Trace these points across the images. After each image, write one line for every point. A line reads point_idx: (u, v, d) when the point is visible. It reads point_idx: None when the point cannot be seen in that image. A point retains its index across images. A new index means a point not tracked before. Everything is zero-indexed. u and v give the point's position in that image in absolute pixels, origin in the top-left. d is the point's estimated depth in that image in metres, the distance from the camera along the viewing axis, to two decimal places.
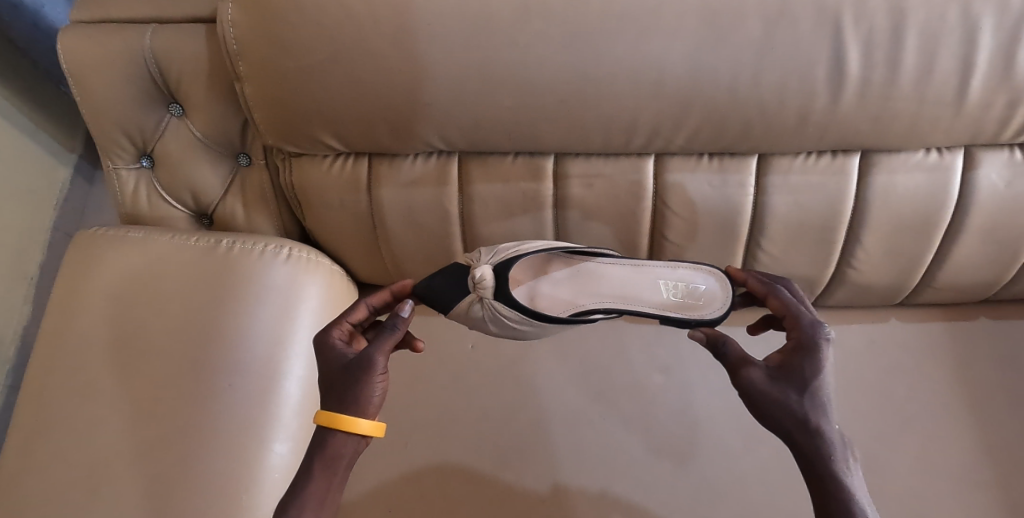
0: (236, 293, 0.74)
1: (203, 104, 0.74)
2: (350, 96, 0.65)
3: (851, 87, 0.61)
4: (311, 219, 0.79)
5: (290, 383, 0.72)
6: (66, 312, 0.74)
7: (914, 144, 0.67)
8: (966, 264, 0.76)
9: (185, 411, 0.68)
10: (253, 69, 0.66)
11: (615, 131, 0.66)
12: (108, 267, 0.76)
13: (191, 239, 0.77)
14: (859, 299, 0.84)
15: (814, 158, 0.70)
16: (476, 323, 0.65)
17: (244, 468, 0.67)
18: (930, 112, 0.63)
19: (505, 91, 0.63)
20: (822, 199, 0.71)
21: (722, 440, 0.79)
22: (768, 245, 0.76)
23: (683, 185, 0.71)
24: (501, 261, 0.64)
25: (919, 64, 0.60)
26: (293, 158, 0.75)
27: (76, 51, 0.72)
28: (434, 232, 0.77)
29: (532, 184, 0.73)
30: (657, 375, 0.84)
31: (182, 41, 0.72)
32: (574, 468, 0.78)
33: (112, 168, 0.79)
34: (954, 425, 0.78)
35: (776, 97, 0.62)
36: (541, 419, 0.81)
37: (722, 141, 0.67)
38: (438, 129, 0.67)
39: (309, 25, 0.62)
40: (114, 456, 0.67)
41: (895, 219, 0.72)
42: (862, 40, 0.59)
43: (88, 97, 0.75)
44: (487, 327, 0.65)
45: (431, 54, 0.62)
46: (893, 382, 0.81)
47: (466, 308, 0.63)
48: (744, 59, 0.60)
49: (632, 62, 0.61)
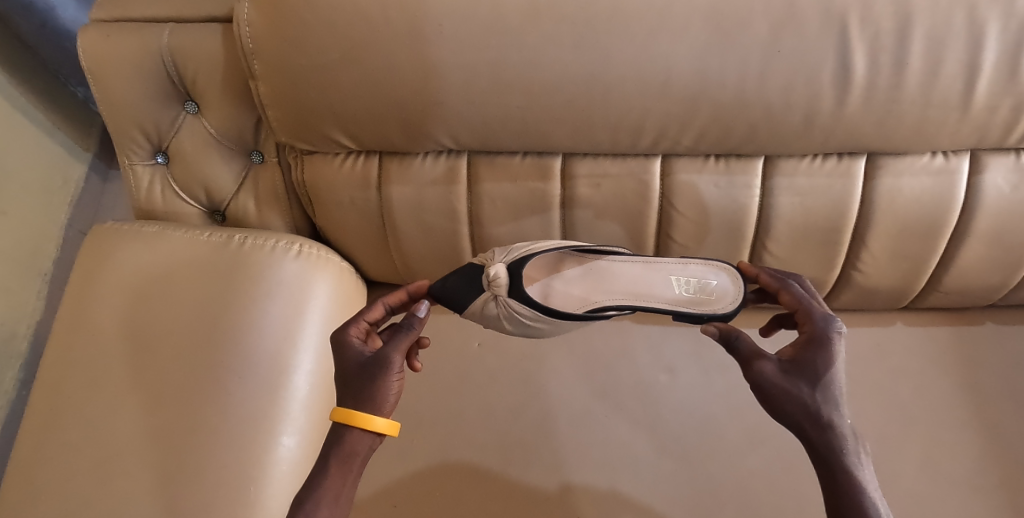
0: (246, 289, 0.75)
1: (218, 101, 0.76)
2: (363, 95, 0.66)
3: (857, 90, 0.62)
4: (322, 216, 0.80)
5: (300, 377, 0.73)
6: (81, 307, 0.75)
7: (920, 147, 0.67)
8: (973, 267, 0.76)
9: (197, 404, 0.69)
10: (268, 68, 0.67)
11: (622, 132, 0.67)
12: (123, 263, 0.77)
13: (204, 235, 0.78)
14: (864, 303, 0.84)
15: (819, 160, 0.71)
16: (493, 322, 0.65)
17: (253, 461, 0.68)
18: (934, 116, 0.63)
19: (515, 91, 0.64)
20: (828, 202, 0.72)
21: (727, 440, 0.80)
22: (774, 247, 0.76)
23: (690, 186, 0.72)
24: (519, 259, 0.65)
25: (925, 67, 0.60)
26: (304, 156, 0.76)
27: (95, 50, 0.74)
28: (442, 229, 0.78)
29: (540, 183, 0.74)
30: (662, 375, 0.84)
31: (198, 40, 0.73)
32: (579, 464, 0.78)
33: (129, 164, 0.81)
34: (960, 428, 0.78)
35: (782, 100, 0.63)
36: (545, 417, 0.82)
37: (728, 143, 0.68)
38: (447, 128, 0.69)
39: (324, 25, 0.63)
40: (126, 451, 0.68)
41: (901, 221, 0.72)
42: (868, 44, 0.60)
43: (106, 94, 0.76)
44: (500, 325, 0.65)
45: (443, 53, 0.63)
46: (897, 386, 0.81)
47: (482, 304, 0.64)
48: (750, 62, 0.61)
49: (639, 63, 0.62)
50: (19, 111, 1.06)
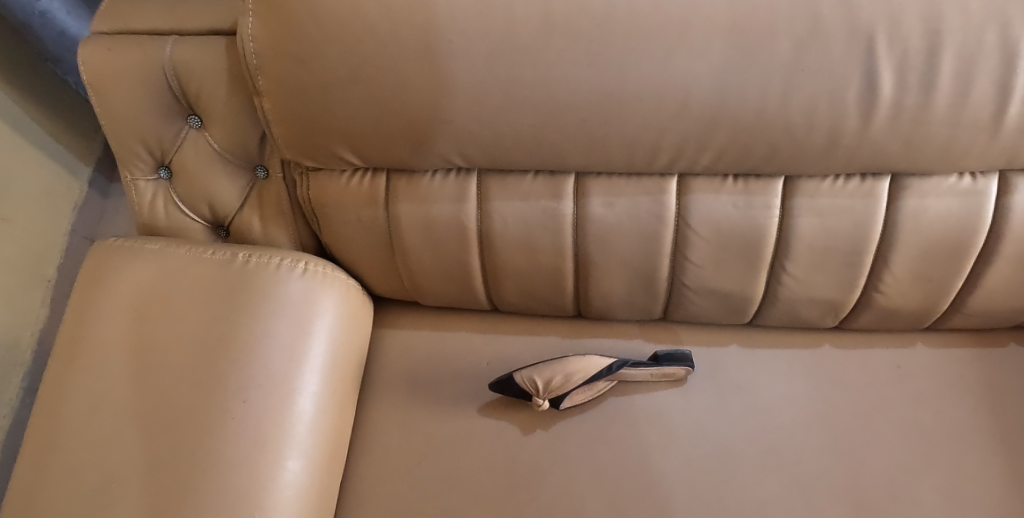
0: (251, 308, 0.73)
1: (222, 116, 0.74)
2: (370, 112, 0.64)
3: (883, 110, 0.59)
4: (328, 233, 0.79)
5: (304, 399, 0.73)
6: (83, 326, 0.74)
7: (947, 167, 0.65)
8: (999, 289, 0.74)
9: (199, 428, 0.67)
10: (273, 83, 0.65)
11: (638, 151, 0.65)
12: (126, 280, 0.75)
13: (207, 252, 0.77)
14: (885, 324, 0.81)
15: (842, 181, 0.68)
16: (563, 367, 0.77)
17: (258, 486, 0.67)
18: (963, 136, 0.61)
19: (527, 108, 0.62)
20: (850, 223, 0.69)
21: (744, 463, 0.76)
22: (793, 268, 0.74)
23: (707, 207, 0.70)
24: (559, 393, 0.77)
25: (955, 87, 0.58)
26: (310, 173, 0.75)
27: (96, 63, 0.72)
28: (451, 248, 0.76)
29: (552, 202, 0.72)
30: (675, 395, 0.81)
31: (201, 53, 0.71)
32: (590, 489, 0.75)
33: (130, 179, 0.80)
34: (984, 454, 0.76)
35: (805, 120, 0.61)
36: (555, 439, 0.78)
37: (748, 163, 0.66)
38: (457, 146, 0.67)
39: (329, 39, 0.61)
40: (126, 475, 0.66)
41: (925, 243, 0.70)
42: (895, 62, 0.58)
43: (107, 108, 0.74)
44: (566, 374, 0.77)
45: (454, 70, 0.61)
46: (919, 408, 0.79)
47: (533, 373, 0.77)
48: (773, 80, 0.59)
49: (657, 81, 0.60)
50: (20, 117, 1.06)
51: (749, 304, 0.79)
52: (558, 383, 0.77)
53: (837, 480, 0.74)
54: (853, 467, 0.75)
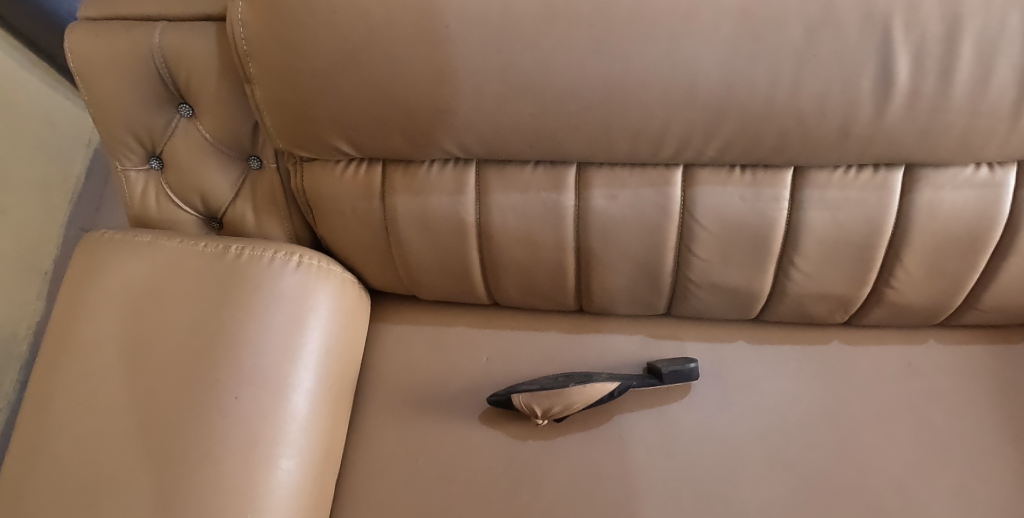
0: (244, 302, 0.71)
1: (213, 104, 0.72)
2: (364, 100, 0.62)
3: (898, 98, 0.57)
4: (323, 225, 0.77)
5: (298, 396, 0.71)
6: (72, 320, 0.72)
7: (964, 158, 0.63)
8: (1014, 284, 0.72)
9: (190, 427, 0.66)
10: (264, 71, 0.63)
11: (642, 141, 0.63)
12: (116, 274, 0.73)
13: (199, 245, 0.75)
14: (896, 320, 0.79)
15: (853, 172, 0.66)
16: (562, 398, 0.72)
17: (250, 486, 0.65)
18: (982, 125, 0.58)
19: (527, 97, 0.60)
20: (861, 215, 0.67)
21: (749, 461, 0.74)
22: (802, 262, 0.71)
23: (714, 199, 0.68)
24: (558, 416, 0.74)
25: (975, 74, 0.55)
26: (304, 163, 0.73)
27: (84, 50, 0.70)
28: (449, 241, 0.74)
29: (552, 194, 0.70)
30: (678, 391, 0.79)
31: (190, 40, 0.69)
32: (589, 487, 0.73)
33: (121, 169, 0.78)
34: (997, 453, 0.73)
35: (816, 108, 0.58)
36: (555, 436, 0.77)
37: (756, 153, 0.64)
38: (455, 136, 0.64)
39: (321, 25, 0.59)
40: (116, 474, 0.64)
41: (940, 237, 0.68)
42: (912, 48, 0.55)
43: (96, 97, 0.72)
44: (566, 404, 0.72)
45: (450, 56, 0.58)
46: (929, 407, 0.77)
47: (531, 399, 0.73)
48: (783, 67, 0.56)
49: (663, 68, 0.57)
50: None
51: (755, 300, 0.77)
52: (556, 411, 0.73)
53: (844, 481, 0.72)
54: (861, 468, 0.73)
